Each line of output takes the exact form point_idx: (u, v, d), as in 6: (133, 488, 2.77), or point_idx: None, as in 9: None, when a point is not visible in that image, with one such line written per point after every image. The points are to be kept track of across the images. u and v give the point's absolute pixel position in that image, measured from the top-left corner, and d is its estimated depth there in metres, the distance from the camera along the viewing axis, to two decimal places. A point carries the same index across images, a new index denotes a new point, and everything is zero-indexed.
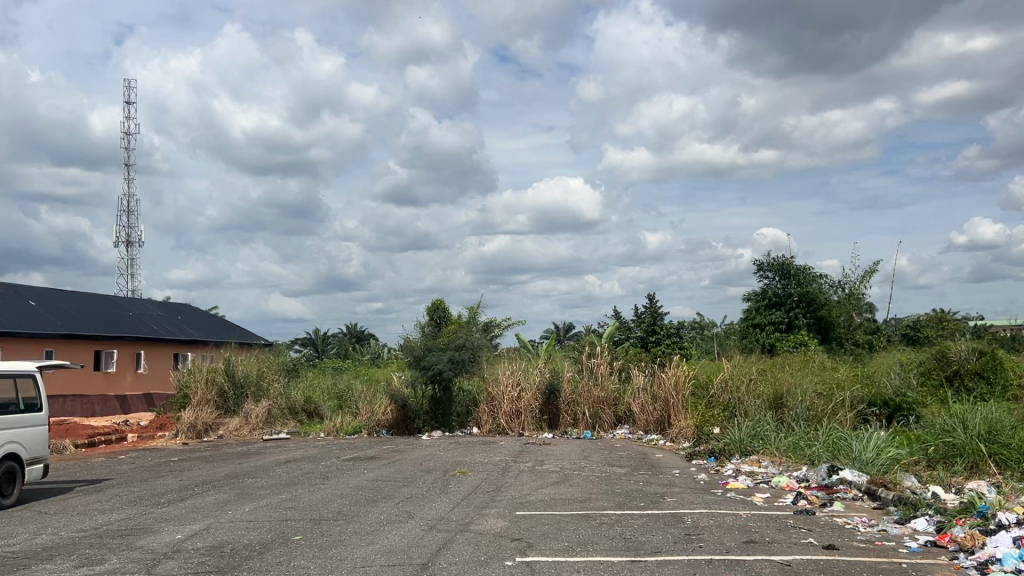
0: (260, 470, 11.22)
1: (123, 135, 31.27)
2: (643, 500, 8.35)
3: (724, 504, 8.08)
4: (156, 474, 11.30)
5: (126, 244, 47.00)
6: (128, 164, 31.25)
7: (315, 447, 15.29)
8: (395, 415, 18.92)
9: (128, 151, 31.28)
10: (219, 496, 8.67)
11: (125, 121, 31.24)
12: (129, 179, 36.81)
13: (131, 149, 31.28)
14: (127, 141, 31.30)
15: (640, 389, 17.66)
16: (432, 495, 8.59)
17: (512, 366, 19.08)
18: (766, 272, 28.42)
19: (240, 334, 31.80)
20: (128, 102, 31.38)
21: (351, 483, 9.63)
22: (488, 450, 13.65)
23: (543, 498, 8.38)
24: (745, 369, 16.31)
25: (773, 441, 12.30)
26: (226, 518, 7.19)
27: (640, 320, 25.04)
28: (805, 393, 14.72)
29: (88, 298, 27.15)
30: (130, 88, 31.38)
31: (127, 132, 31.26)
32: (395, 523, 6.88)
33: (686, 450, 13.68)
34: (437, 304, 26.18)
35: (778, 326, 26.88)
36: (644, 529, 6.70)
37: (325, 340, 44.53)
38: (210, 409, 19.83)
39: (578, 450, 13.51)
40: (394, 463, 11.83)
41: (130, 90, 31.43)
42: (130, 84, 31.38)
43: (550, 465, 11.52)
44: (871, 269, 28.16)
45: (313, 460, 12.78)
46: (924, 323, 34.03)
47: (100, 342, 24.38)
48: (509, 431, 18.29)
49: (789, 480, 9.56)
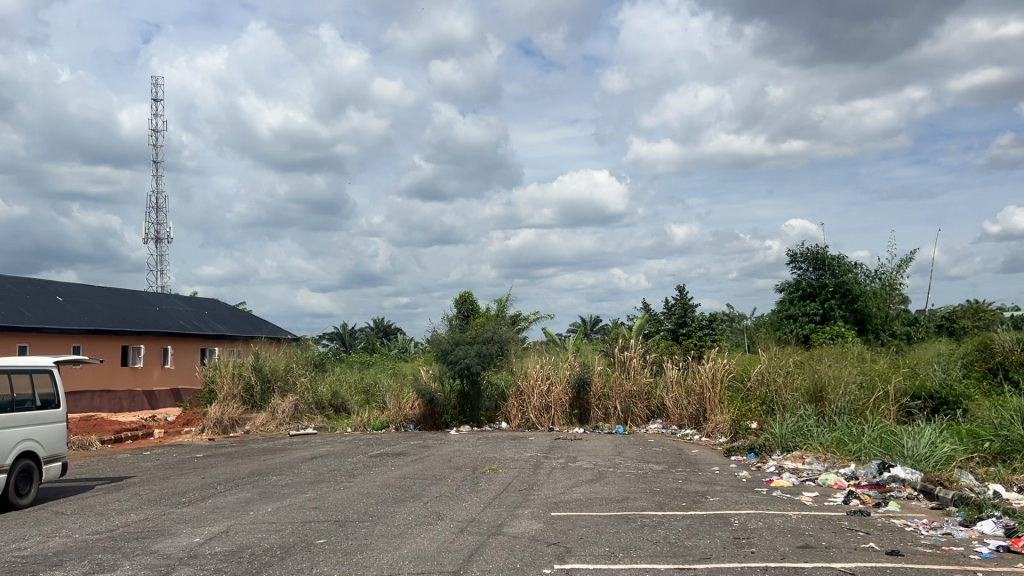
0: (286, 467, 10.92)
1: (152, 135, 33.01)
2: (684, 499, 7.92)
3: (772, 504, 7.61)
4: (179, 471, 11.05)
5: (156, 241, 47.37)
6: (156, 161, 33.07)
7: (342, 443, 15.00)
8: (422, 410, 18.58)
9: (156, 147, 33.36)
10: (242, 495, 8.37)
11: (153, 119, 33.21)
12: (156, 175, 37.14)
13: (158, 146, 33.16)
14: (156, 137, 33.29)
15: (674, 383, 17.19)
16: (462, 493, 8.23)
17: (542, 360, 18.66)
18: (799, 263, 27.69)
19: (268, 329, 31.71)
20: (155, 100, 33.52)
21: (378, 481, 9.29)
22: (518, 446, 13.28)
23: (579, 498, 7.97)
24: (782, 361, 15.77)
25: (816, 437, 11.77)
26: (247, 520, 6.87)
27: (671, 312, 24.50)
28: (846, 386, 14.15)
29: (115, 294, 27.17)
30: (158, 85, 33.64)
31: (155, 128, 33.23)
32: (424, 525, 6.53)
33: (723, 446, 13.18)
34: (464, 297, 25.83)
35: (813, 318, 26.19)
36: (689, 532, 6.27)
37: (353, 335, 44.44)
38: (237, 404, 19.65)
39: (612, 446, 13.07)
40: (423, 460, 11.49)
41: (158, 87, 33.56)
42: (158, 82, 33.49)
43: (583, 461, 11.11)
44: (910, 258, 27.33)
45: (340, 456, 12.49)
46: (963, 314, 33.10)
47: (128, 337, 24.36)
48: (538, 426, 17.89)
49: (837, 478, 9.06)
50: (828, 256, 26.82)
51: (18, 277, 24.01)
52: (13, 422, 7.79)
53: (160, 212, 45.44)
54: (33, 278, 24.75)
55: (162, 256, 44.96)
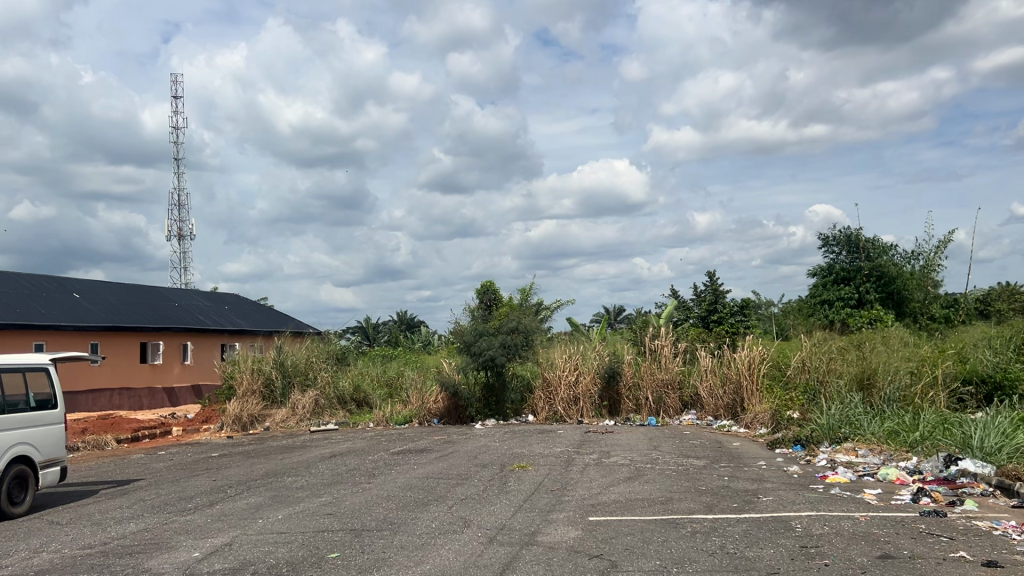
0: (303, 467, 10.31)
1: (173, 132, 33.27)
2: (735, 500, 7.20)
3: (834, 505, 6.84)
4: (191, 472, 10.49)
5: (179, 238, 47.48)
6: (178, 157, 33.56)
7: (363, 440, 14.41)
8: (446, 404, 17.94)
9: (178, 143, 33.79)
10: (252, 500, 7.75)
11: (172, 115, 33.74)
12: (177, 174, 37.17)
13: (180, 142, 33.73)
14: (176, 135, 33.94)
15: (708, 371, 16.44)
16: (490, 496, 7.56)
17: (569, 350, 17.95)
18: (832, 246, 26.71)
19: (288, 324, 31.26)
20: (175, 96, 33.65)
21: (400, 482, 8.65)
22: (547, 440, 12.61)
23: (618, 500, 7.25)
24: (825, 347, 14.95)
25: (868, 428, 10.98)
26: (253, 530, 6.25)
27: (701, 299, 23.68)
28: (895, 372, 13.31)
29: (133, 291, 26.79)
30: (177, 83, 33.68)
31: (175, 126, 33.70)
32: (447, 535, 5.85)
33: (766, 438, 12.40)
34: (486, 286, 25.17)
35: (848, 302, 25.26)
36: (748, 540, 5.53)
37: (375, 328, 44.02)
38: (256, 400, 19.10)
39: (646, 440, 12.34)
40: (448, 457, 10.84)
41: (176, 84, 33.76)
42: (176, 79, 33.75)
43: (618, 457, 10.39)
44: (948, 238, 26.27)
45: (361, 453, 11.87)
46: (999, 295, 32.00)
47: (146, 334, 23.98)
48: (566, 419, 17.20)
49: (899, 473, 8.26)
50: (862, 238, 25.82)
51: (34, 274, 23.69)
52: (4, 424, 7.22)
53: (181, 208, 45.22)
54: (50, 276, 24.42)
55: (184, 253, 44.80)
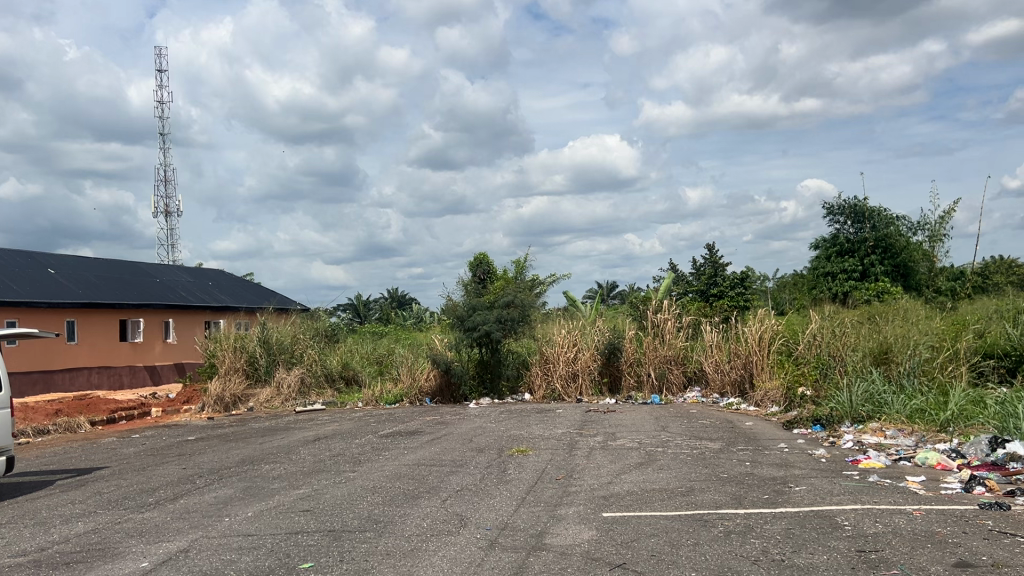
0: (282, 453, 9.47)
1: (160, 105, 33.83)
2: (765, 491, 6.39)
3: (879, 497, 6.04)
4: (162, 458, 9.63)
5: (166, 216, 46.60)
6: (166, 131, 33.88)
7: (350, 421, 13.57)
8: (439, 382, 17.11)
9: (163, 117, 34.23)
10: (221, 494, 6.91)
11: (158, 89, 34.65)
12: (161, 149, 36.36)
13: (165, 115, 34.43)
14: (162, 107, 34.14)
15: (712, 346, 15.67)
16: (488, 487, 6.74)
17: (568, 326, 17.14)
18: (835, 217, 25.88)
19: (275, 300, 30.32)
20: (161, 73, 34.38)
21: (388, 470, 7.81)
22: (546, 421, 11.80)
23: (632, 491, 6.45)
24: (838, 321, 14.15)
25: (892, 406, 10.21)
26: (217, 533, 5.40)
27: (700, 272, 22.90)
28: (916, 345, 12.49)
29: (112, 267, 25.79)
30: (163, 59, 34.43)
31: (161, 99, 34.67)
32: (440, 537, 5.02)
33: (780, 417, 11.61)
34: (480, 259, 24.31)
35: (851, 275, 24.49)
36: (794, 543, 4.72)
37: (367, 306, 43.15)
38: (239, 379, 18.20)
39: (652, 420, 11.55)
40: (441, 441, 10.01)
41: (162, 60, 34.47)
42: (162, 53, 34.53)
43: (624, 440, 9.57)
44: (952, 210, 25.47)
45: (347, 436, 11.03)
46: (997, 269, 31.33)
47: (126, 310, 23.05)
48: (565, 397, 16.41)
49: (940, 458, 7.47)
50: (867, 209, 24.96)
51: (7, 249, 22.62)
52: None
53: (168, 185, 44.17)
54: (23, 251, 23.38)
55: (172, 230, 43.83)
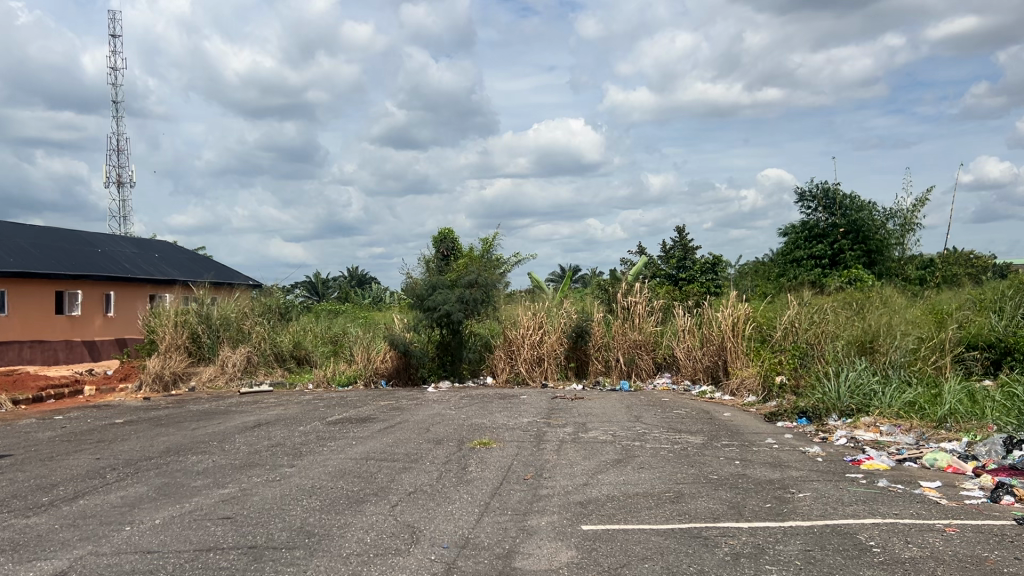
0: (215, 442, 8.40)
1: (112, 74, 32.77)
2: (766, 498, 5.55)
3: (898, 508, 5.24)
4: (75, 445, 8.50)
5: (117, 185, 44.75)
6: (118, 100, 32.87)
7: (297, 404, 12.51)
8: (396, 363, 16.15)
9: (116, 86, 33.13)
10: (131, 493, 5.86)
11: (112, 56, 33.72)
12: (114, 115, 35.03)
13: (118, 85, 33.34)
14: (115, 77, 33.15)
15: (684, 331, 14.88)
16: (447, 489, 5.80)
17: (533, 307, 16.24)
18: (807, 202, 25.36)
19: (225, 275, 28.91)
20: (115, 39, 33.54)
21: (331, 465, 6.83)
22: (510, 408, 10.89)
23: (613, 496, 5.56)
24: (816, 309, 13.43)
25: (885, 399, 9.48)
26: (110, 548, 4.37)
27: (669, 255, 22.16)
28: (900, 335, 11.77)
29: (49, 234, 24.18)
30: (118, 23, 33.61)
31: (114, 67, 33.78)
32: (385, 559, 4.07)
33: (760, 409, 10.85)
34: (444, 235, 23.31)
35: (821, 261, 23.97)
36: (819, 572, 3.86)
37: (326, 283, 41.77)
38: (180, 356, 16.98)
39: (625, 409, 10.69)
40: (395, 430, 9.02)
41: (117, 24, 33.80)
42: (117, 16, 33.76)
43: (597, 431, 8.70)
44: (924, 198, 25.00)
45: (290, 423, 9.99)
46: (964, 259, 31.08)
47: (63, 282, 21.57)
48: (530, 381, 15.54)
49: (951, 460, 6.72)
50: (839, 194, 24.45)
51: None
52: None
53: (119, 154, 42.20)
54: None
55: (124, 201, 42.08)
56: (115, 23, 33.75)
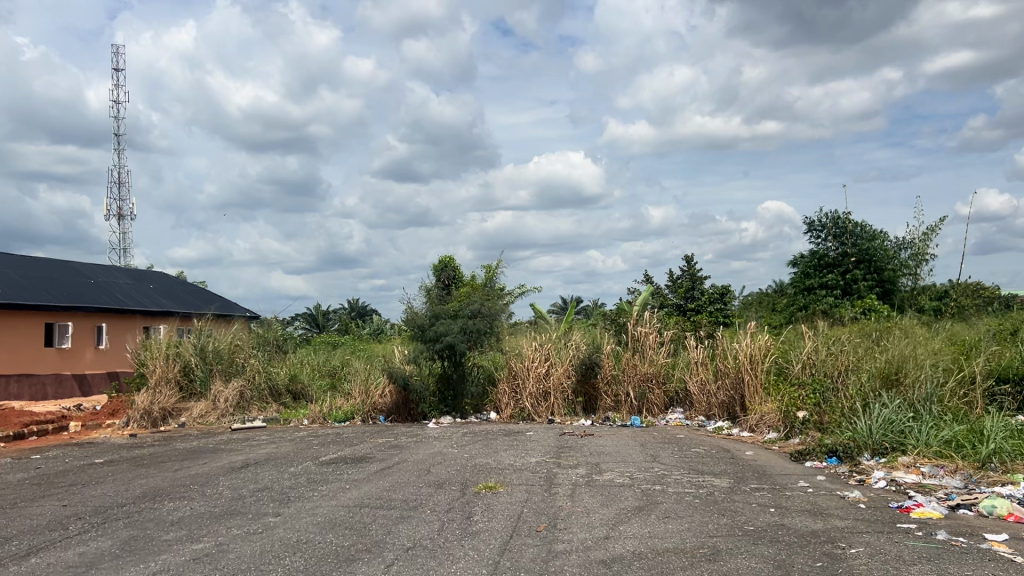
0: (196, 485, 7.71)
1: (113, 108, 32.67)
2: (814, 555, 4.86)
3: (970, 568, 4.55)
4: (45, 490, 7.81)
5: (118, 218, 44.49)
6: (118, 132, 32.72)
7: (290, 442, 11.82)
8: (395, 398, 15.47)
9: (117, 118, 33.01)
10: (92, 549, 5.17)
11: (115, 90, 33.70)
12: (116, 146, 34.86)
13: (118, 117, 33.20)
14: (115, 110, 33.11)
15: (697, 363, 14.20)
16: (450, 543, 5.11)
17: (539, 338, 15.59)
18: (816, 231, 24.79)
19: (222, 306, 28.35)
20: (116, 72, 33.49)
21: (321, 514, 6.14)
22: (517, 447, 10.20)
23: (639, 553, 4.87)
24: (835, 339, 12.75)
25: (922, 437, 8.78)
26: None
27: (677, 285, 21.53)
28: (927, 368, 11.06)
29: (41, 265, 23.64)
30: (119, 57, 33.63)
31: (117, 100, 33.71)
32: None
33: (784, 448, 10.13)
34: (446, 263, 22.73)
35: (832, 291, 23.33)
36: None
37: (326, 315, 41.19)
38: (171, 391, 16.27)
39: (640, 448, 10.01)
40: (393, 471, 8.32)
41: (118, 57, 33.79)
42: (118, 51, 33.77)
43: (612, 473, 8.01)
44: (936, 228, 24.42)
45: (281, 463, 9.29)
46: (977, 290, 30.37)
47: (53, 313, 20.93)
48: (535, 417, 14.82)
49: (1011, 508, 6.02)
50: (850, 223, 23.89)
51: None
52: None
53: (121, 187, 41.89)
54: None
55: (125, 234, 41.78)
56: (117, 57, 33.74)
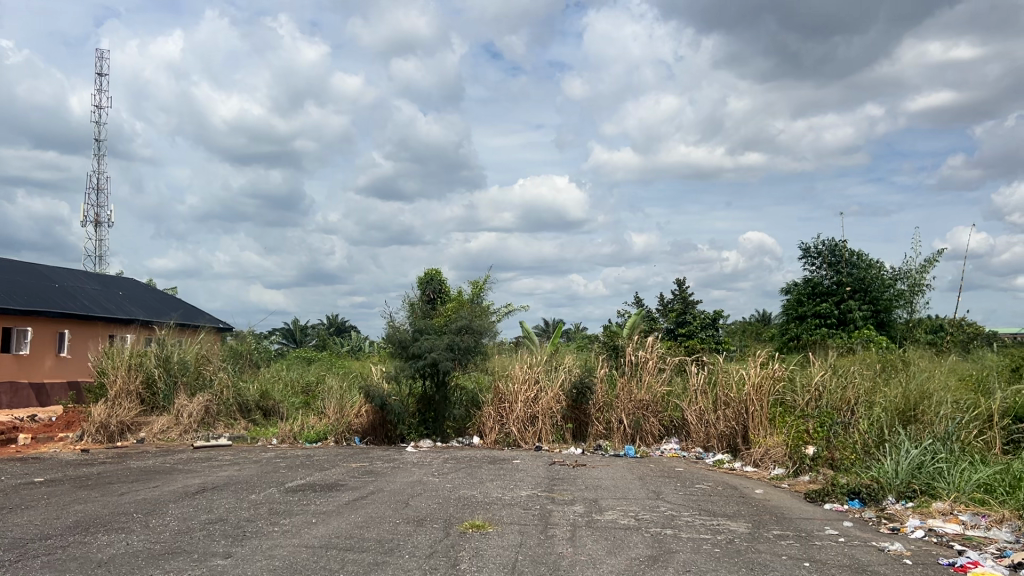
0: (140, 514, 6.73)
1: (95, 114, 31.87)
2: None
3: None
4: None
5: (95, 225, 43.36)
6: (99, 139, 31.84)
7: (254, 464, 10.81)
8: (372, 419, 14.49)
9: (97, 124, 32.12)
10: None
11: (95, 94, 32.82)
12: (94, 151, 33.89)
13: (99, 123, 32.30)
14: (97, 115, 32.23)
15: (696, 392, 13.36)
16: None
17: (529, 360, 14.68)
18: (811, 259, 24.16)
19: (191, 316, 27.25)
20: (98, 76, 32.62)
21: (277, 558, 5.18)
22: (504, 478, 9.25)
23: None
24: (845, 369, 11.92)
25: (954, 483, 7.92)
26: None
27: (668, 309, 20.72)
28: (948, 404, 10.22)
29: (4, 267, 22.50)
30: (102, 63, 32.86)
31: (98, 104, 32.86)
32: None
33: (796, 487, 9.29)
34: (430, 275, 21.83)
35: (826, 320, 22.68)
36: None
37: (304, 331, 40.09)
38: (131, 403, 15.21)
39: (639, 482, 9.12)
40: (366, 503, 7.36)
41: (101, 60, 32.90)
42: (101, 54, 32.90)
43: (614, 513, 7.10)
44: (933, 259, 23.84)
45: (241, 489, 8.31)
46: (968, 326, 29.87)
47: (11, 318, 19.74)
48: (521, 444, 13.89)
49: None
50: (846, 251, 23.32)
51: None
52: None
53: (99, 194, 40.65)
54: None
55: (101, 242, 40.62)
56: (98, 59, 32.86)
